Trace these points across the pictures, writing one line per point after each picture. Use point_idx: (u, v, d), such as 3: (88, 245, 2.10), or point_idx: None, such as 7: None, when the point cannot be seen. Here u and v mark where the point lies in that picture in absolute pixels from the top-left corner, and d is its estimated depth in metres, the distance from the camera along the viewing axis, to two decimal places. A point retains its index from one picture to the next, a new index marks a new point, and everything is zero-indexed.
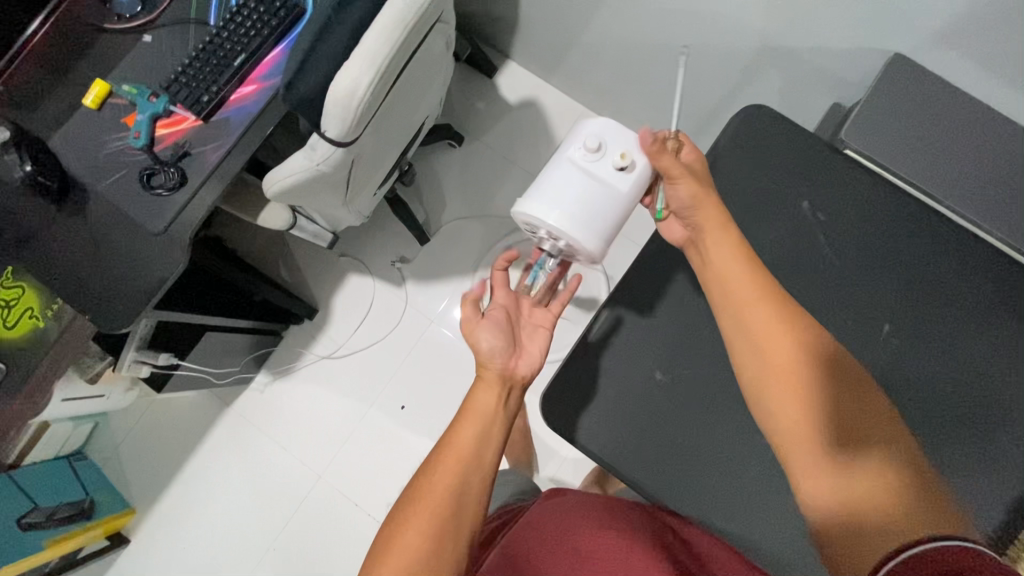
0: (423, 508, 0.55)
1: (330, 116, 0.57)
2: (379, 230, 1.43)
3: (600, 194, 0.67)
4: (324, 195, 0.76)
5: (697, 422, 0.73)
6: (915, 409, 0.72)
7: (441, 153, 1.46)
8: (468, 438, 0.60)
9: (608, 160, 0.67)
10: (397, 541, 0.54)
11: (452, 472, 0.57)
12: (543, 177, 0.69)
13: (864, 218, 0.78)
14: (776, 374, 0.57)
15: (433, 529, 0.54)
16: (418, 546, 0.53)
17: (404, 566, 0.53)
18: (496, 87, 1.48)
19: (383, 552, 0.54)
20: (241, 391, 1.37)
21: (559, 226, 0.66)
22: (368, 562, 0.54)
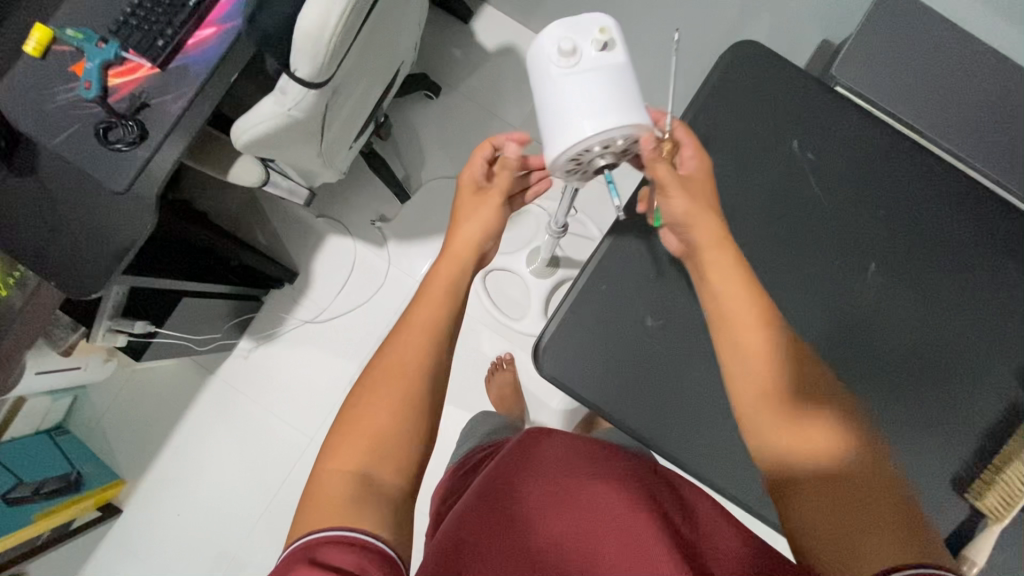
0: (387, 390, 0.55)
1: (300, 54, 0.53)
2: (357, 188, 1.38)
3: (613, 75, 0.57)
4: (298, 145, 0.72)
5: (689, 366, 0.74)
6: (899, 345, 0.74)
7: (418, 105, 1.40)
8: (428, 318, 0.58)
9: (588, 51, 0.57)
10: (358, 424, 0.53)
11: (414, 351, 0.57)
12: (550, 107, 0.58)
13: (854, 157, 0.77)
14: (764, 392, 0.53)
15: (396, 412, 0.54)
16: (381, 424, 0.53)
17: (366, 449, 0.52)
18: (473, 33, 1.42)
19: (346, 437, 0.53)
20: (224, 358, 1.34)
21: (612, 126, 0.55)
22: (328, 448, 0.53)
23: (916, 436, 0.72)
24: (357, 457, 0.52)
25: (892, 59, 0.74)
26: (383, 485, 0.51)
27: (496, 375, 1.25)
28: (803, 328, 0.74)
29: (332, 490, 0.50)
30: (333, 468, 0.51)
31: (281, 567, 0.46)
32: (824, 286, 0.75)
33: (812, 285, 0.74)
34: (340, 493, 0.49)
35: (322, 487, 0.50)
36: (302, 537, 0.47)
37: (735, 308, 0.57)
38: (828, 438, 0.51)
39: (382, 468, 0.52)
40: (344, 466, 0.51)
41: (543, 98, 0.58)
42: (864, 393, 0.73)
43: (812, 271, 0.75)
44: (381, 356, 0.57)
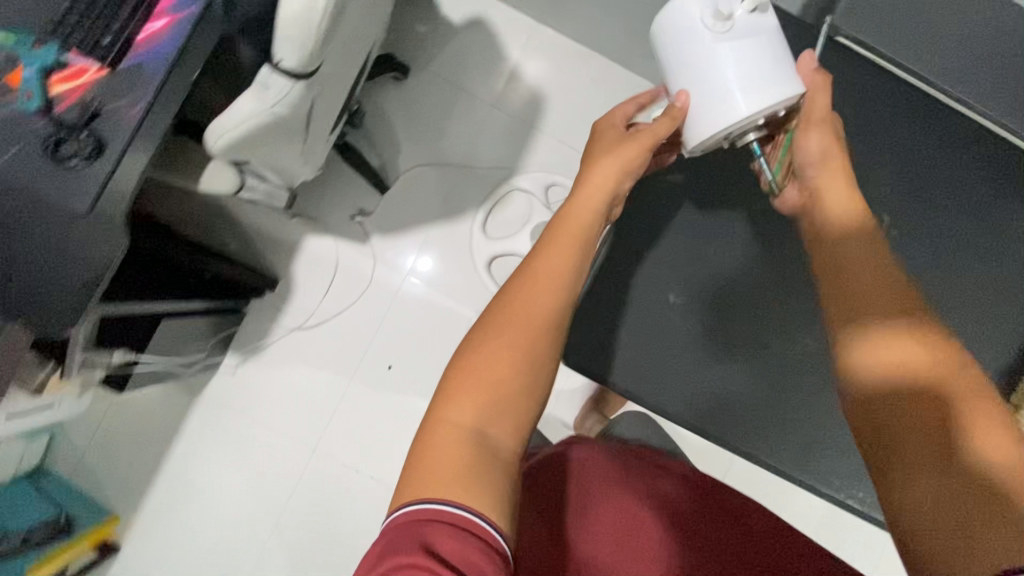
0: (507, 343, 0.53)
1: (284, 41, 0.47)
2: (331, 183, 1.30)
3: (766, 44, 0.60)
4: (280, 143, 0.65)
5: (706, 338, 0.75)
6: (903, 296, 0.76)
7: (387, 89, 1.32)
8: (553, 274, 0.57)
9: (741, 16, 0.60)
10: (476, 376, 0.52)
11: (541, 304, 0.55)
12: (698, 82, 0.61)
13: (852, 111, 0.76)
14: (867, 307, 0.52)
15: (518, 369, 0.52)
16: (500, 377, 0.52)
17: (482, 405, 0.51)
18: (437, 6, 1.34)
19: (460, 391, 0.51)
20: (209, 377, 1.26)
21: (765, 103, 0.59)
22: (443, 397, 0.52)
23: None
24: (472, 413, 0.50)
25: (891, 3, 0.72)
26: (496, 443, 0.50)
27: None
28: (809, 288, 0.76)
29: (444, 445, 0.49)
30: (447, 421, 0.50)
31: (386, 546, 0.45)
32: None
33: None
34: (454, 450, 0.49)
35: (434, 443, 0.49)
36: (408, 509, 0.46)
37: (862, 266, 0.54)
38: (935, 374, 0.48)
39: (496, 426, 0.51)
40: (457, 419, 0.50)
41: (688, 70, 0.62)
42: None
43: None
44: (505, 305, 0.56)
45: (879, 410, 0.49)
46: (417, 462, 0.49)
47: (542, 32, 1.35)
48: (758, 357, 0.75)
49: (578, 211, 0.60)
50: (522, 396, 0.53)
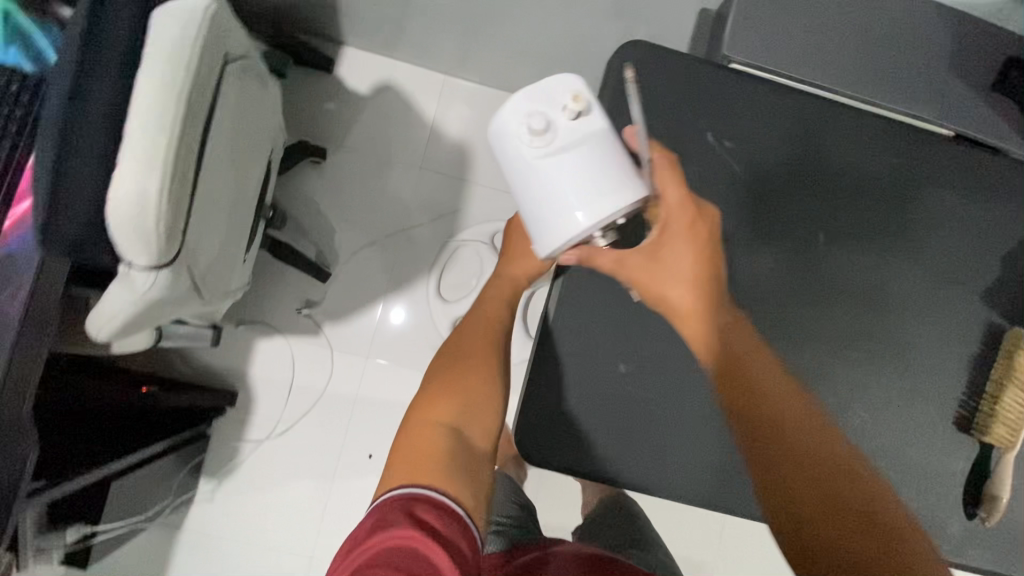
0: (473, 362, 0.67)
1: (129, 238, 0.44)
2: (272, 282, 1.26)
3: (593, 149, 0.57)
4: (178, 309, 0.62)
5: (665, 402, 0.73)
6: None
7: (308, 174, 1.28)
8: (500, 311, 0.73)
9: (562, 125, 0.57)
10: (449, 387, 0.63)
11: (486, 334, 0.70)
12: (534, 197, 0.59)
13: (773, 135, 0.72)
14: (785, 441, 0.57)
15: (486, 380, 0.65)
16: (462, 389, 0.63)
17: (457, 408, 0.62)
18: (341, 80, 1.30)
19: (438, 400, 0.62)
20: (187, 509, 1.20)
21: (605, 212, 0.57)
22: (424, 405, 0.62)
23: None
24: (449, 414, 0.61)
25: (777, 20, 0.71)
26: (471, 439, 0.61)
27: None
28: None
29: (431, 441, 0.58)
30: (428, 423, 0.60)
31: (375, 521, 0.51)
32: (779, 273, 0.71)
33: (766, 275, 0.71)
34: (439, 441, 0.58)
35: (419, 441, 0.58)
36: (401, 491, 0.53)
37: (778, 411, 0.58)
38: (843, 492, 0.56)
39: (469, 426, 0.61)
40: (439, 419, 0.60)
41: (525, 188, 0.59)
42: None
43: (763, 261, 0.71)
44: (466, 337, 0.70)
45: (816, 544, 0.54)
46: (406, 461, 0.57)
47: (454, 83, 1.32)
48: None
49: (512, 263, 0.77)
50: (486, 401, 0.64)
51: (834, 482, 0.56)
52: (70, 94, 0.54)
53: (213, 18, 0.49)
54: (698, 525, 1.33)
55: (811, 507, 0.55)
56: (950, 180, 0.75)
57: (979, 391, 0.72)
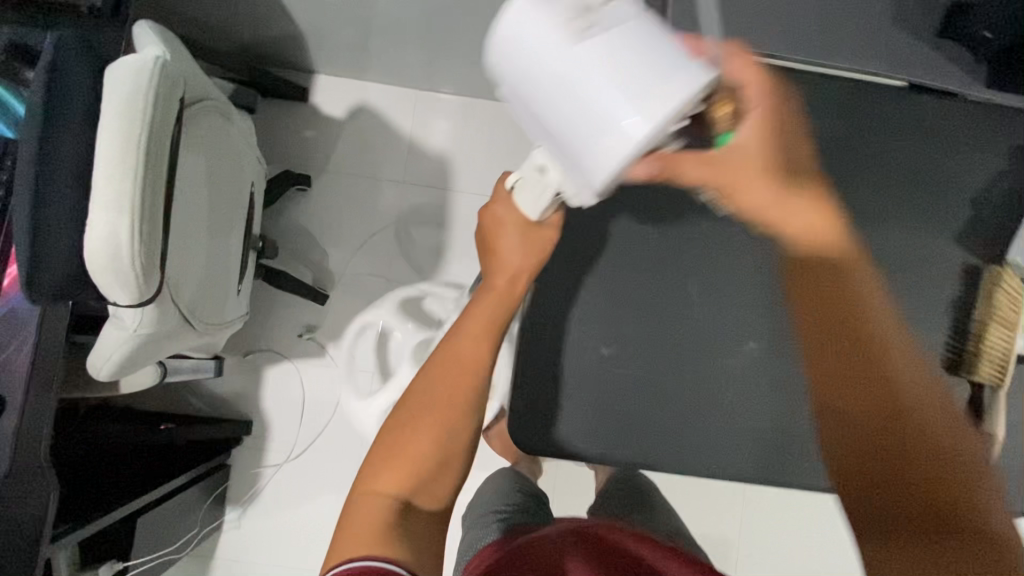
0: (429, 417, 0.63)
1: (109, 283, 0.48)
2: (273, 311, 1.29)
3: (636, 33, 0.50)
4: (173, 346, 0.66)
5: (652, 378, 0.75)
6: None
7: (296, 202, 1.32)
8: (468, 352, 0.67)
9: (601, 12, 0.51)
10: (401, 451, 0.61)
11: (457, 380, 0.65)
12: (575, 108, 0.52)
13: None
14: (846, 383, 0.62)
15: (437, 438, 0.62)
16: (422, 449, 0.61)
17: (402, 475, 0.60)
18: (317, 107, 1.34)
19: (387, 464, 0.60)
20: (216, 538, 1.24)
21: (660, 109, 0.49)
22: (369, 471, 0.60)
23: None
24: (393, 483, 0.59)
25: None
26: (420, 506, 0.59)
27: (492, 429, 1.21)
28: (731, 289, 0.76)
29: (369, 515, 0.56)
30: (369, 493, 0.59)
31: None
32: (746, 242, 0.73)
33: None
34: (378, 517, 0.56)
35: (359, 515, 0.56)
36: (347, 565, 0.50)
37: (863, 334, 0.62)
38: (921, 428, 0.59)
39: (419, 494, 0.60)
40: (380, 490, 0.59)
41: (565, 102, 0.53)
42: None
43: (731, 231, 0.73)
44: (431, 387, 0.65)
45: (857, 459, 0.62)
46: (343, 536, 0.55)
47: (425, 96, 1.35)
48: (706, 373, 0.75)
49: (496, 295, 0.70)
50: (444, 464, 0.62)
51: (880, 412, 0.60)
52: (35, 153, 0.57)
53: (164, 66, 0.52)
54: (717, 500, 1.34)
55: (861, 423, 0.62)
56: (908, 129, 0.76)
57: (965, 333, 0.73)
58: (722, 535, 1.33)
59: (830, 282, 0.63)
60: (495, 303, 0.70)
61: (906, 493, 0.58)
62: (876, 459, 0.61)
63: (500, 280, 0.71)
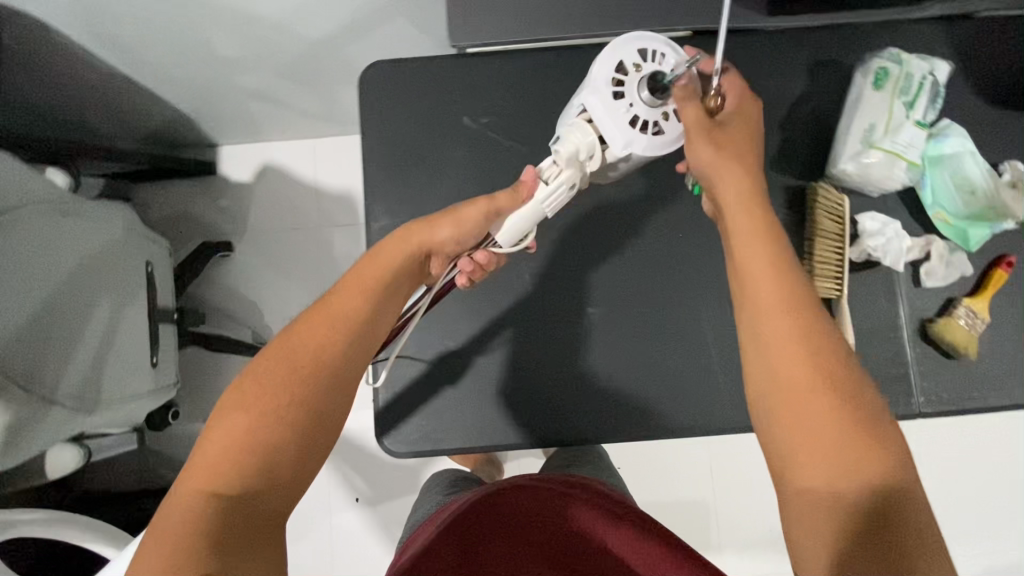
0: (281, 397, 0.56)
1: None
2: (222, 373, 1.37)
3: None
4: (50, 426, 0.79)
5: (516, 364, 0.78)
6: (652, 221, 0.80)
7: (223, 268, 1.39)
8: (327, 333, 0.60)
9: None
10: (231, 429, 0.54)
11: (311, 349, 0.59)
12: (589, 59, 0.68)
13: (522, 96, 0.78)
14: (772, 345, 0.56)
15: (289, 431, 0.55)
16: (248, 427, 0.54)
17: (235, 468, 0.52)
18: (225, 177, 1.42)
19: (218, 457, 0.52)
20: None
21: (631, 42, 0.62)
22: (195, 462, 0.52)
23: (710, 281, 0.78)
24: (219, 475, 0.52)
25: None
26: (243, 511, 0.51)
27: None
28: (574, 261, 0.79)
29: (185, 515, 0.50)
30: (189, 489, 0.51)
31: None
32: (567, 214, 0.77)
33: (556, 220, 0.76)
34: (193, 519, 0.49)
35: (174, 511, 0.50)
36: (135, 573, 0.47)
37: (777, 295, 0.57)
38: (842, 430, 0.52)
39: (250, 491, 0.52)
40: (203, 487, 0.51)
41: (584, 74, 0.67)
42: (653, 273, 0.79)
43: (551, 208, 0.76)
44: (297, 347, 0.59)
45: (769, 388, 0.55)
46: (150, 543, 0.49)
47: (322, 143, 1.42)
48: (565, 347, 0.78)
49: (381, 271, 0.65)
50: (279, 431, 0.55)
51: (811, 382, 0.54)
52: None
53: None
54: (683, 465, 1.34)
55: (799, 403, 0.53)
56: None
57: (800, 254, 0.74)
58: (696, 499, 1.33)
59: (763, 236, 0.59)
60: (377, 276, 0.65)
61: (835, 437, 0.51)
62: (821, 412, 0.52)
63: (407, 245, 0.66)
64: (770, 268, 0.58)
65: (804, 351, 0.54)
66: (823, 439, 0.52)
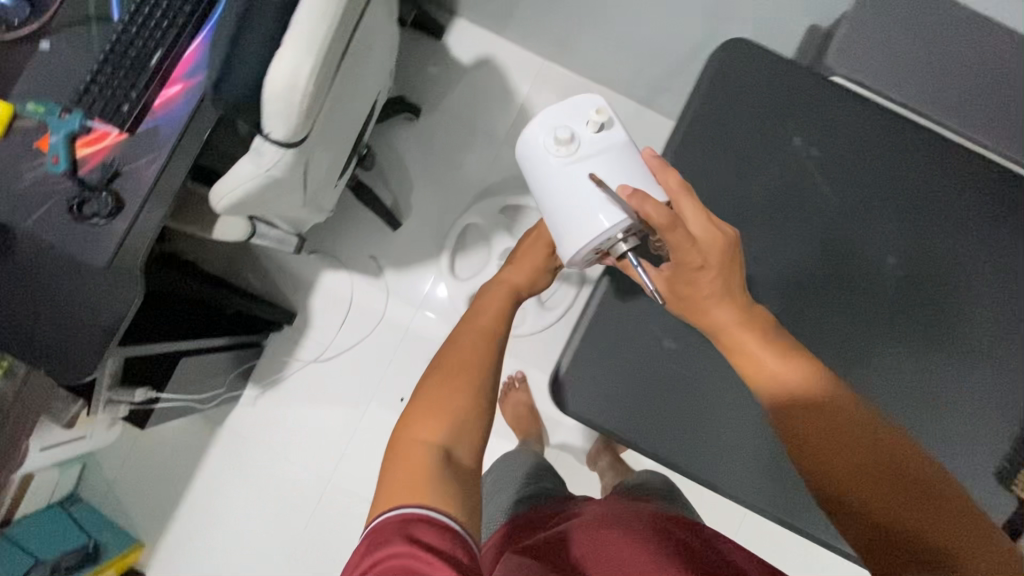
0: (465, 376, 0.66)
1: (271, 115, 0.50)
2: (347, 220, 1.35)
3: (612, 159, 0.64)
4: (280, 201, 0.68)
5: (717, 400, 0.71)
6: (921, 346, 0.71)
7: (400, 128, 1.37)
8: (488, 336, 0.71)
9: (587, 134, 0.65)
10: (434, 403, 0.63)
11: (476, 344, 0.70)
12: (560, 211, 0.65)
13: (860, 151, 0.73)
14: (839, 478, 0.53)
15: (478, 397, 0.65)
16: (449, 402, 0.63)
17: (441, 423, 0.61)
18: (446, 48, 1.38)
19: (427, 415, 0.62)
20: (230, 409, 1.32)
21: (606, 225, 0.62)
22: (409, 423, 0.62)
23: (947, 438, 0.70)
24: (432, 431, 0.60)
25: (893, 42, 0.70)
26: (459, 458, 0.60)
27: (509, 397, 1.29)
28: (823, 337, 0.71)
29: (419, 455, 0.58)
30: (410, 438, 0.60)
31: (372, 543, 0.50)
32: (840, 284, 0.72)
33: (827, 287, 0.72)
34: (428, 458, 0.57)
35: (401, 456, 0.58)
36: (382, 519, 0.52)
37: (829, 420, 0.54)
38: (936, 522, 0.50)
39: (459, 444, 0.61)
40: (425, 439, 0.60)
41: (557, 193, 0.65)
42: (897, 396, 0.70)
43: (828, 268, 0.72)
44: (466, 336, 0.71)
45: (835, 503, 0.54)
46: (386, 480, 0.56)
47: (550, 69, 1.36)
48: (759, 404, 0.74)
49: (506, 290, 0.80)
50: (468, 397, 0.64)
51: (883, 482, 0.52)
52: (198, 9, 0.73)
53: None
54: None
55: (882, 507, 0.51)
56: None
57: None
58: None
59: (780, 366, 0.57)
60: (501, 303, 0.77)
61: (895, 498, 0.51)
62: (880, 486, 0.52)
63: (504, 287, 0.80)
64: (800, 396, 0.56)
65: (857, 443, 0.53)
66: (899, 537, 0.51)
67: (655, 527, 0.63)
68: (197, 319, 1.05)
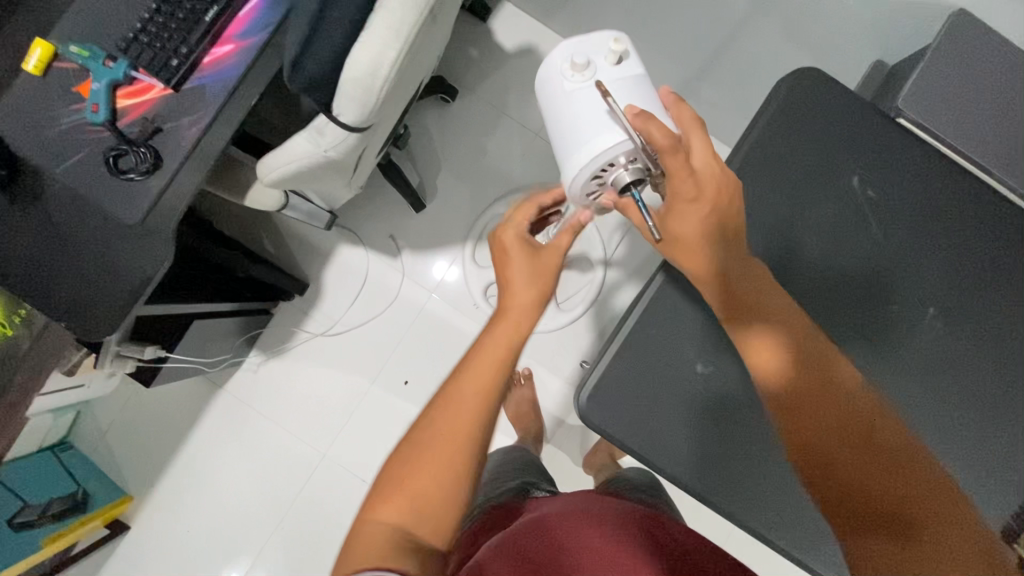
0: (440, 447, 0.51)
1: (346, 98, 0.49)
2: (370, 196, 1.33)
3: (626, 88, 0.61)
4: (327, 181, 0.67)
5: (748, 430, 0.69)
6: (962, 401, 0.69)
7: (433, 108, 1.34)
8: (481, 388, 0.52)
9: (603, 63, 0.62)
10: (404, 474, 0.51)
11: (463, 411, 0.51)
12: (562, 132, 0.62)
13: (914, 198, 0.72)
14: (811, 427, 0.52)
15: (454, 471, 0.50)
16: (421, 477, 0.50)
17: (409, 501, 0.49)
18: (490, 31, 1.34)
19: (392, 487, 0.50)
20: (231, 373, 1.31)
21: (605, 148, 0.58)
22: (374, 492, 0.51)
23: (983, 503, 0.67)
24: (395, 511, 0.49)
25: (964, 91, 0.69)
26: (423, 544, 0.49)
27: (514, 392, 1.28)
28: (868, 381, 0.68)
29: (372, 544, 0.47)
30: (374, 511, 0.50)
31: None
32: (882, 329, 0.70)
33: (868, 331, 0.70)
34: (380, 549, 0.47)
35: (362, 531, 0.49)
36: None
37: (809, 377, 0.53)
38: (897, 480, 0.48)
39: (422, 526, 0.49)
40: (386, 520, 0.49)
41: (564, 115, 0.62)
42: (938, 451, 0.67)
43: (871, 312, 0.70)
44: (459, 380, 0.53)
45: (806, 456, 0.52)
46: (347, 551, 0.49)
47: None
48: None
49: (514, 309, 0.57)
50: (441, 474, 0.50)
51: (848, 432, 0.51)
52: None
53: None
54: None
55: (848, 456, 0.50)
56: None
57: None
58: None
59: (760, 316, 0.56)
60: (506, 338, 0.55)
61: (865, 452, 0.50)
62: (850, 444, 0.50)
63: (514, 305, 0.57)
64: (779, 344, 0.55)
65: (827, 394, 0.52)
66: (865, 489, 0.49)
67: (632, 519, 0.60)
68: (213, 282, 1.03)
